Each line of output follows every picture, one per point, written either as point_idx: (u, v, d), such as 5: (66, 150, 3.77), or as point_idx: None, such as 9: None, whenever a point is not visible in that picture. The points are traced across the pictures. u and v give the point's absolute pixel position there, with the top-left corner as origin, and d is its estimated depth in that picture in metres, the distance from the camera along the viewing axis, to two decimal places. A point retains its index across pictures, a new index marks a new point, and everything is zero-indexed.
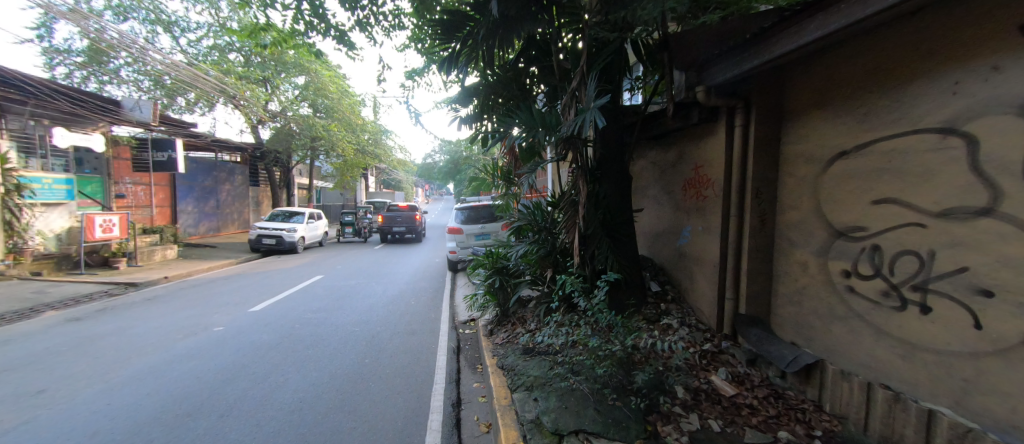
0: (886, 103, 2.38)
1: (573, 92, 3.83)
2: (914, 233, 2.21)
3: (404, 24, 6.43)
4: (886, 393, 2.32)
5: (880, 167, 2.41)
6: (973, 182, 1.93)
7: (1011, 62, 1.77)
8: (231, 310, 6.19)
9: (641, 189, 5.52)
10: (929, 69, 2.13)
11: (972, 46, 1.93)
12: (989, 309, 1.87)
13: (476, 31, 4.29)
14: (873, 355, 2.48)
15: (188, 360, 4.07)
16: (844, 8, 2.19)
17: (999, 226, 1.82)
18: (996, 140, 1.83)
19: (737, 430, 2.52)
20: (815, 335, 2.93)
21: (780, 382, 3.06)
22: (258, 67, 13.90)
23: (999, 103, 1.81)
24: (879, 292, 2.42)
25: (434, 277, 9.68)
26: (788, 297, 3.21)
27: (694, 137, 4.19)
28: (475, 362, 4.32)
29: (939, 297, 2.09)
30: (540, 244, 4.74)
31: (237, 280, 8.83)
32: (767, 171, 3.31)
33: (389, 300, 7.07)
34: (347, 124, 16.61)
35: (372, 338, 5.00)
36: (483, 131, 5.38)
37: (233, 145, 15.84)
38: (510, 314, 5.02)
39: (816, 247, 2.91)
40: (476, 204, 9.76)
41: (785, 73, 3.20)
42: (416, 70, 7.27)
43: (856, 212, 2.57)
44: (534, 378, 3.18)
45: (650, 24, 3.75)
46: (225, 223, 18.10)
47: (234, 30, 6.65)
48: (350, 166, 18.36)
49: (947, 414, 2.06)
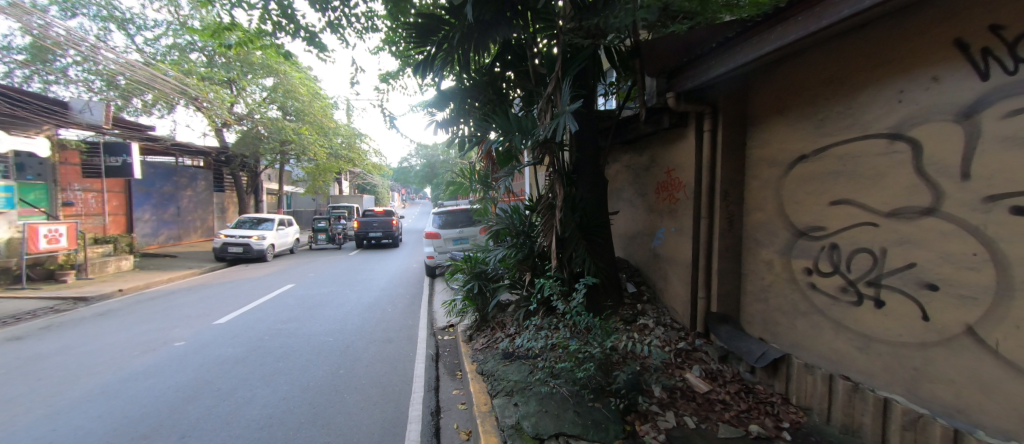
0: (839, 110, 2.53)
1: (549, 97, 3.88)
2: (867, 232, 2.35)
3: (377, 27, 6.35)
4: (846, 384, 2.44)
5: (836, 170, 2.55)
6: (916, 184, 2.08)
7: (949, 73, 1.93)
8: (194, 323, 5.86)
9: (615, 192, 5.64)
10: (877, 78, 2.29)
11: (913, 58, 2.10)
12: (935, 302, 2.01)
13: (451, 35, 4.29)
14: (833, 347, 2.62)
15: (144, 378, 3.82)
16: (801, 20, 2.33)
17: (942, 225, 1.96)
18: (938, 144, 1.98)
19: (711, 426, 2.60)
20: (781, 330, 3.07)
21: (750, 377, 3.17)
22: (223, 67, 13.33)
23: (939, 110, 1.98)
24: (838, 288, 2.56)
25: (411, 282, 9.52)
26: (755, 294, 3.34)
27: (665, 141, 4.32)
28: (454, 369, 4.27)
29: (891, 291, 2.23)
30: (518, 248, 4.75)
31: (200, 292, 8.39)
32: (735, 174, 3.45)
33: (365, 308, 6.90)
34: (319, 128, 16.17)
35: (348, 347, 4.85)
36: (459, 136, 5.34)
37: (195, 149, 15.12)
38: (489, 319, 4.98)
39: (780, 246, 3.05)
40: (453, 208, 9.71)
41: (749, 81, 3.36)
42: (390, 73, 7.18)
43: (816, 212, 2.71)
44: (514, 382, 3.17)
45: (623, 31, 3.87)
46: (187, 231, 17.21)
47: (196, 29, 6.35)
48: (323, 170, 17.88)
49: (900, 401, 2.20)
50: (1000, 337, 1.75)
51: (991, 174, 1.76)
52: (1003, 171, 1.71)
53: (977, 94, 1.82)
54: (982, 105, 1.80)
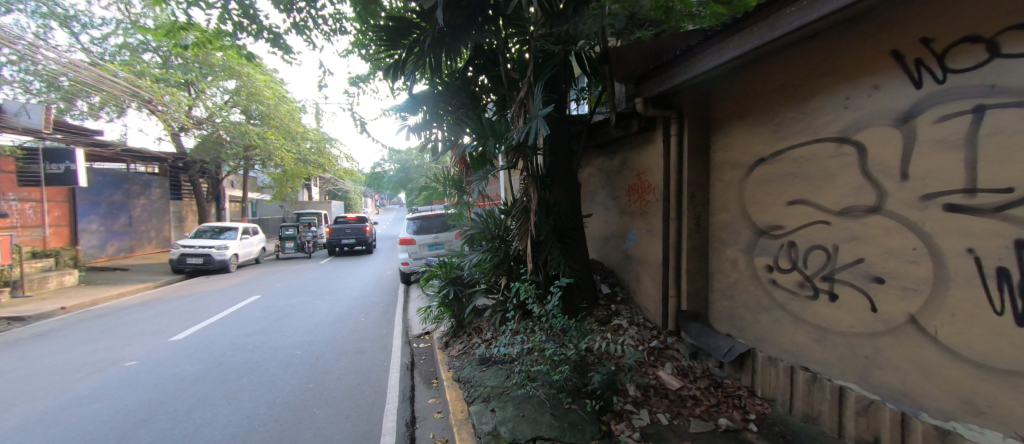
0: (794, 115, 2.67)
1: (521, 101, 3.91)
2: (821, 230, 2.50)
3: (346, 29, 6.22)
4: (805, 375, 2.56)
5: (791, 172, 2.70)
6: (862, 184, 2.23)
7: (888, 81, 2.09)
8: (148, 340, 5.49)
9: (589, 195, 5.73)
10: (825, 85, 2.44)
11: (856, 68, 2.26)
12: (882, 295, 2.15)
13: (422, 38, 4.25)
14: (793, 340, 2.75)
15: (90, 403, 3.53)
16: (756, 30, 2.46)
17: (886, 222, 2.10)
18: (880, 147, 2.13)
19: (683, 421, 2.68)
20: (746, 326, 3.20)
21: (719, 371, 3.29)
22: (179, 68, 12.66)
23: (880, 115, 2.13)
24: (796, 283, 2.70)
25: (385, 290, 9.31)
26: (722, 292, 3.47)
27: (635, 145, 4.43)
28: (430, 377, 4.20)
29: (844, 285, 2.37)
30: (493, 252, 4.73)
31: (155, 306, 7.88)
32: (701, 176, 3.58)
33: (336, 318, 6.68)
34: (286, 132, 15.58)
35: (317, 360, 4.67)
36: (432, 141, 5.16)
37: (149, 154, 14.23)
38: (465, 324, 4.93)
39: (743, 245, 3.19)
40: (428, 214, 9.59)
41: (712, 87, 3.50)
42: (360, 77, 7.03)
43: (775, 212, 2.85)
44: (490, 388, 3.14)
45: (592, 38, 3.96)
46: (139, 242, 16.13)
47: (148, 28, 6.00)
48: (291, 176, 17.24)
49: (854, 389, 2.33)
50: (939, 324, 1.90)
51: (926, 174, 1.91)
52: (938, 171, 1.86)
53: (912, 101, 1.98)
54: (917, 111, 1.95)
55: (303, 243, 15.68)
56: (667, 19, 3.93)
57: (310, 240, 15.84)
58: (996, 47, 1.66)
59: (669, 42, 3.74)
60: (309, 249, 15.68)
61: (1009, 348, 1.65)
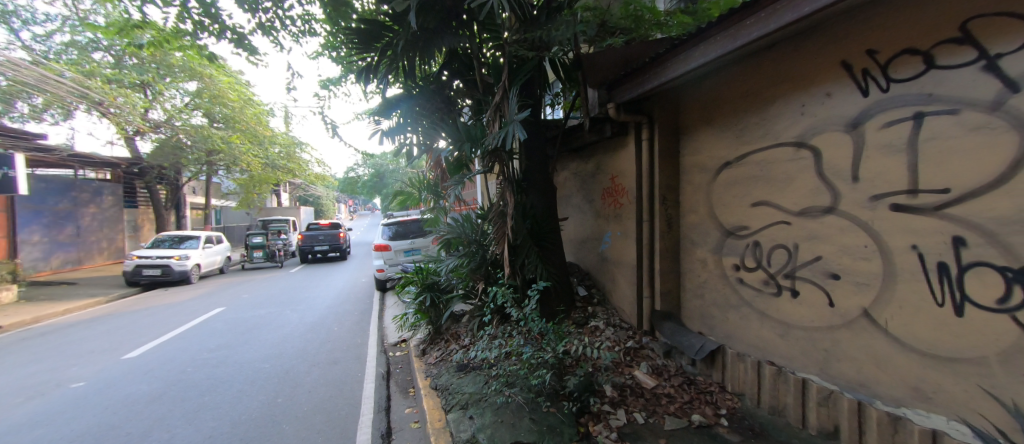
0: (755, 121, 2.80)
1: (496, 106, 3.92)
2: (782, 230, 2.62)
3: (316, 31, 6.07)
4: (771, 369, 2.68)
5: (754, 175, 2.82)
6: (818, 186, 2.36)
7: (839, 89, 2.23)
8: (98, 359, 5.11)
9: (565, 198, 5.79)
10: (783, 93, 2.58)
11: (810, 77, 2.39)
12: (838, 290, 2.28)
13: (395, 42, 4.21)
14: (759, 336, 2.87)
15: (30, 430, 3.24)
16: (719, 39, 2.57)
17: (840, 221, 2.23)
18: (833, 151, 2.27)
19: (658, 419, 2.74)
20: (716, 323, 3.31)
21: (691, 369, 3.38)
22: (134, 68, 11.89)
23: (833, 121, 2.27)
24: (761, 281, 2.82)
25: (360, 298, 9.04)
26: (693, 291, 3.58)
27: (608, 149, 4.51)
28: (407, 386, 4.11)
29: (804, 282, 2.49)
30: (470, 257, 4.70)
31: (107, 322, 7.35)
32: (671, 179, 3.68)
33: (307, 329, 6.44)
34: (252, 136, 14.96)
35: (287, 373, 4.48)
36: (407, 145, 5.11)
37: (100, 160, 13.34)
38: (442, 331, 4.85)
39: (711, 246, 3.30)
40: (404, 219, 9.42)
41: (679, 93, 3.61)
42: (331, 80, 6.86)
43: (740, 213, 2.97)
44: (468, 395, 3.10)
45: (565, 44, 4.03)
46: (89, 253, 15.05)
47: (97, 25, 5.64)
48: (258, 181, 16.56)
49: (815, 380, 2.45)
50: (889, 316, 2.03)
51: (874, 176, 2.05)
52: (885, 173, 2.00)
53: (860, 108, 2.12)
54: (865, 117, 2.09)
55: (273, 251, 14.91)
56: (636, 27, 4.12)
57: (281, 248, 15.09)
58: (931, 59, 1.81)
59: (638, 50, 3.86)
60: (279, 257, 14.95)
61: (950, 337, 1.78)
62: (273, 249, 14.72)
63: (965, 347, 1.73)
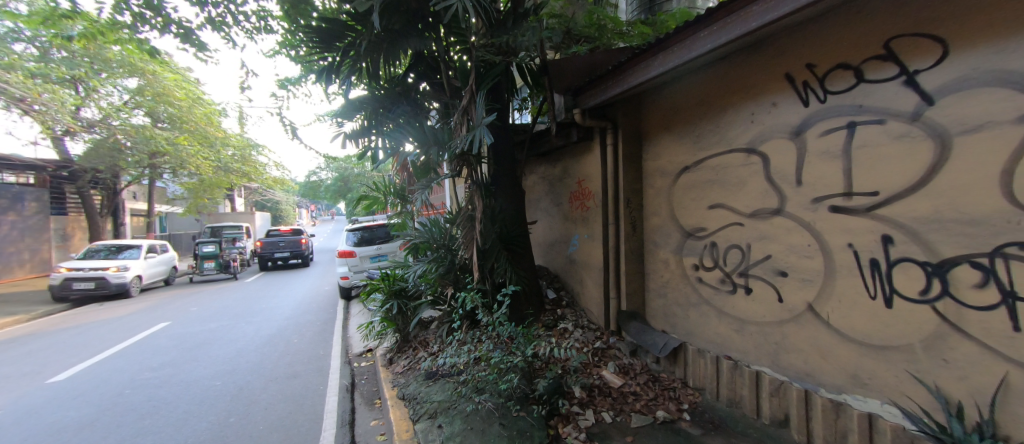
0: (710, 128, 2.95)
1: (463, 110, 3.91)
2: (736, 231, 2.77)
3: (272, 28, 5.80)
4: (728, 363, 2.80)
5: (710, 179, 2.97)
6: (767, 189, 2.52)
7: (783, 100, 2.40)
8: (16, 385, 4.58)
9: (533, 202, 5.84)
10: (734, 102, 2.74)
11: (758, 88, 2.56)
12: (787, 286, 2.43)
13: (358, 42, 4.10)
14: (717, 332, 3.02)
15: None
16: (676, 50, 2.69)
17: (787, 222, 2.39)
18: (779, 157, 2.43)
19: (625, 417, 2.81)
20: (678, 321, 3.44)
21: (656, 366, 3.49)
22: (63, 62, 10.69)
23: (779, 129, 2.43)
24: (718, 280, 2.96)
25: (323, 308, 8.65)
26: (657, 291, 3.70)
27: (575, 153, 4.59)
28: (373, 397, 3.98)
29: (757, 280, 2.65)
30: (439, 262, 4.62)
31: (29, 343, 6.61)
32: (634, 183, 3.81)
33: (264, 342, 6.08)
34: (202, 137, 14.03)
35: (241, 390, 4.21)
36: (371, 148, 4.99)
37: (21, 162, 12.04)
38: (411, 339, 4.73)
39: (673, 246, 3.44)
40: (370, 224, 9.15)
41: (641, 100, 3.75)
42: (289, 80, 6.56)
43: (698, 215, 3.11)
44: (437, 403, 3.02)
45: (532, 50, 4.08)
46: (8, 266, 13.50)
47: (16, 13, 5.09)
48: (210, 185, 15.57)
49: (768, 372, 2.60)
50: (830, 310, 2.19)
51: (816, 180, 2.21)
52: (824, 177, 2.16)
53: (802, 116, 2.29)
54: (806, 126, 2.26)
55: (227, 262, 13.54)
56: (600, 35, 4.21)
57: (235, 258, 13.76)
58: (860, 74, 1.99)
59: (602, 58, 3.97)
60: (233, 268, 13.65)
61: (882, 327, 1.94)
62: (226, 259, 13.38)
63: (895, 336, 1.89)
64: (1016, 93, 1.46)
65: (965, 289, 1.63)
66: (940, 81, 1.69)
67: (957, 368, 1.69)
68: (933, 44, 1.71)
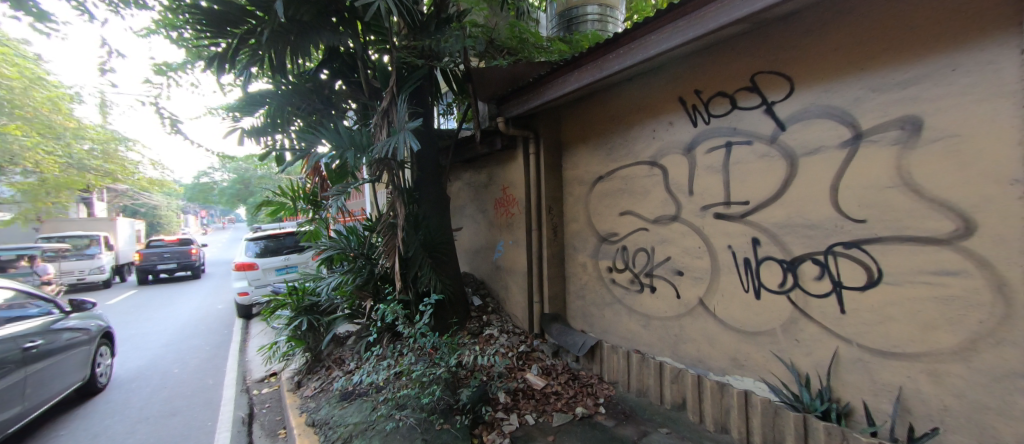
0: (620, 141, 3.22)
1: (383, 112, 3.73)
2: (642, 235, 3.06)
3: (146, 4, 4.95)
4: (637, 356, 3.06)
5: (620, 188, 3.24)
6: (666, 198, 2.82)
7: (678, 119, 2.71)
8: None
9: (459, 209, 5.82)
10: (639, 119, 3.03)
11: (657, 107, 2.87)
12: (682, 284, 2.75)
13: (261, 31, 3.69)
14: (628, 328, 3.28)
15: None
16: (590, 67, 2.89)
17: (682, 227, 2.71)
18: (675, 169, 2.74)
19: (547, 417, 2.90)
20: (595, 320, 3.67)
21: (576, 365, 3.67)
22: None
23: (674, 145, 2.75)
24: (629, 280, 3.23)
25: (215, 330, 7.51)
26: (576, 293, 3.91)
27: (499, 160, 4.67)
28: (275, 427, 3.57)
29: (660, 279, 2.94)
30: (356, 273, 4.32)
31: None
32: (555, 190, 3.99)
33: (132, 376, 5.07)
34: (44, 126, 11.26)
35: (95, 439, 3.46)
36: (276, 148, 4.52)
37: None
38: (324, 357, 4.33)
39: (590, 251, 3.67)
40: (276, 232, 8.23)
41: (561, 113, 3.94)
42: (171, 65, 5.66)
43: (611, 221, 3.37)
44: (353, 425, 2.81)
45: (456, 55, 4.08)
46: None
47: None
48: (55, 185, 12.63)
49: (669, 361, 2.89)
50: (716, 303, 2.52)
51: (703, 191, 2.55)
52: (710, 189, 2.50)
53: (692, 135, 2.62)
54: (695, 143, 2.59)
55: None
56: (522, 49, 4.35)
57: None
58: (734, 101, 2.34)
59: (524, 70, 4.10)
60: None
61: (754, 315, 2.30)
62: None
63: (763, 322, 2.25)
64: (839, 125, 1.85)
65: (809, 280, 2.00)
66: (789, 111, 2.06)
67: (805, 346, 2.06)
68: (784, 81, 2.09)
